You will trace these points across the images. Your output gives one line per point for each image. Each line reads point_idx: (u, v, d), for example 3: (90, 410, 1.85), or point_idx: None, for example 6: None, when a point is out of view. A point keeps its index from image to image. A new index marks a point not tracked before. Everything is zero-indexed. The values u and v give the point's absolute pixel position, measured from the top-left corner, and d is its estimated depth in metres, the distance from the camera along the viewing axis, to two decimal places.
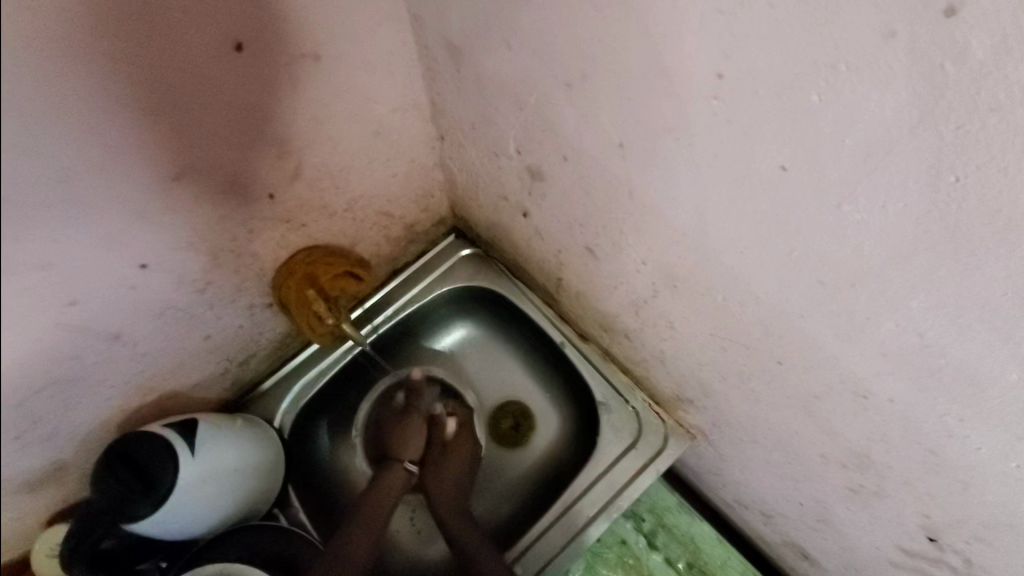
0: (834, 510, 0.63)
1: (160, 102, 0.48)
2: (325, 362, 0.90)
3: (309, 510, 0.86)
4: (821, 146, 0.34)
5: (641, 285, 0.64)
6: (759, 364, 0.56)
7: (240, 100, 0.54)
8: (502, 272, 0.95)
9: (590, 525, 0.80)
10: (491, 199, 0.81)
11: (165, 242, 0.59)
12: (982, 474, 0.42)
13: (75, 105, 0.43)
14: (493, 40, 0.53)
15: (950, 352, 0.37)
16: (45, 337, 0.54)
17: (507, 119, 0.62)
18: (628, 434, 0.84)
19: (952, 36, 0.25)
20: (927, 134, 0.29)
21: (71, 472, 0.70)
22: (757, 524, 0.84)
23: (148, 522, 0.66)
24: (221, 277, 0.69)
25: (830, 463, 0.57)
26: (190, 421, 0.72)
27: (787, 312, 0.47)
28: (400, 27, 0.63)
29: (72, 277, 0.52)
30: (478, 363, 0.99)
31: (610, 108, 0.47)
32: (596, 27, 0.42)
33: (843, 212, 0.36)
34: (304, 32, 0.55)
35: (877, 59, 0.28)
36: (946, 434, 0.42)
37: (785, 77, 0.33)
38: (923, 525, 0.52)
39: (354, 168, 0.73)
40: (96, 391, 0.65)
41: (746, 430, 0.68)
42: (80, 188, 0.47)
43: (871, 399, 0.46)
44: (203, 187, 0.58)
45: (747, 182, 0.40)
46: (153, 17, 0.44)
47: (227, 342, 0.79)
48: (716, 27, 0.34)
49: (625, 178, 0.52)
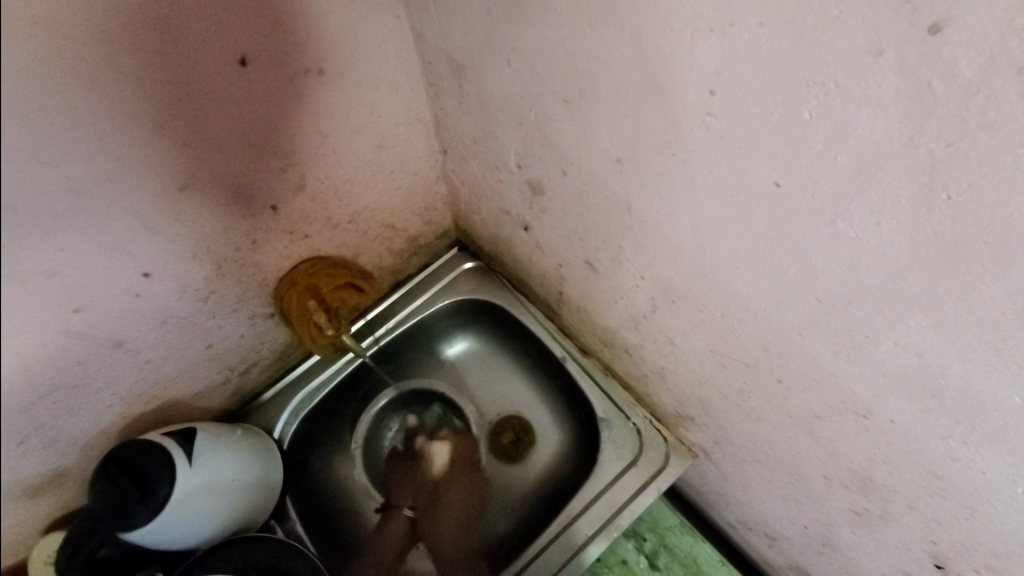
0: (839, 534, 0.62)
1: (170, 115, 0.49)
2: (327, 372, 0.91)
3: (307, 522, 0.86)
4: (813, 162, 0.34)
5: (640, 300, 0.64)
6: (758, 382, 0.55)
7: (244, 114, 0.55)
8: (504, 285, 0.95)
9: (589, 544, 0.79)
10: (494, 212, 0.81)
11: (170, 251, 0.59)
12: (989, 500, 0.41)
13: (79, 115, 0.44)
14: (493, 56, 0.54)
15: (952, 374, 0.36)
16: (49, 343, 0.55)
17: (507, 133, 0.63)
18: (628, 451, 0.83)
19: (939, 54, 0.25)
20: (918, 152, 0.29)
21: (71, 479, 0.70)
22: (761, 546, 0.83)
23: (144, 531, 0.65)
24: (225, 287, 0.70)
25: (833, 485, 0.56)
26: (188, 430, 0.73)
27: (786, 329, 0.46)
28: (404, 43, 0.64)
29: (77, 285, 0.53)
30: (479, 376, 0.99)
31: (607, 124, 0.47)
32: (591, 45, 0.42)
33: (838, 229, 0.36)
34: (308, 48, 0.55)
35: (866, 77, 0.28)
36: (950, 457, 0.41)
37: (777, 94, 0.33)
38: (930, 551, 0.51)
39: (357, 181, 0.73)
40: (98, 398, 0.66)
41: (747, 449, 0.67)
42: (87, 196, 0.48)
43: (872, 419, 0.45)
44: (210, 197, 0.59)
45: (742, 198, 0.40)
46: (162, 32, 0.44)
47: (229, 351, 0.79)
48: (708, 45, 0.34)
49: (623, 194, 0.52)
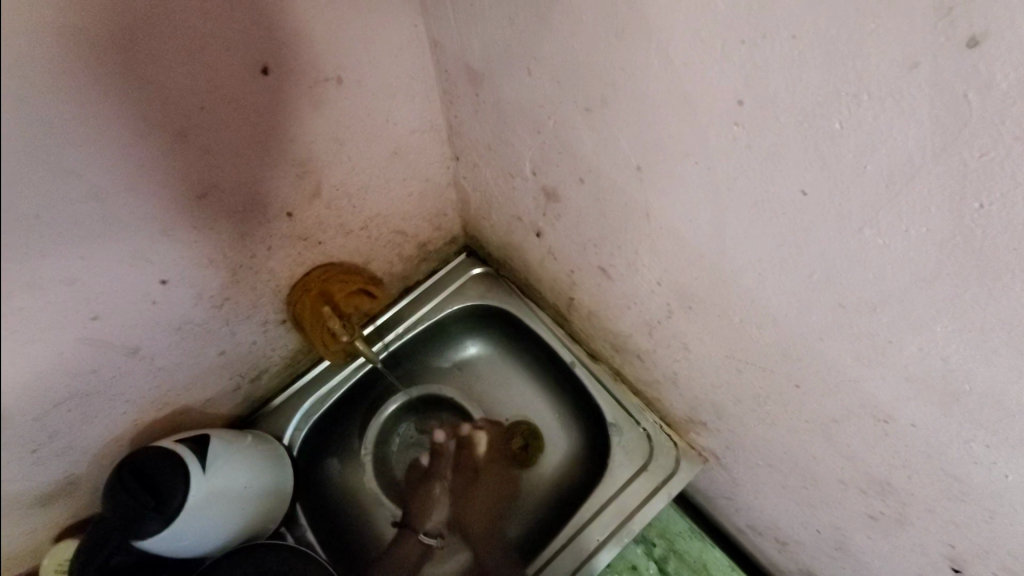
0: (854, 538, 0.62)
1: (189, 123, 0.49)
2: (336, 378, 0.90)
3: (317, 529, 0.85)
4: (842, 171, 0.34)
5: (655, 305, 0.64)
6: (775, 386, 0.56)
7: (261, 120, 0.55)
8: (513, 291, 0.95)
9: (601, 549, 0.79)
10: (505, 218, 0.81)
11: (187, 259, 0.60)
12: (1011, 504, 0.41)
13: (102, 124, 0.44)
14: (513, 65, 0.54)
15: (977, 378, 0.36)
16: (67, 351, 0.55)
17: (524, 140, 0.63)
18: (639, 456, 0.83)
19: (976, 68, 0.26)
20: (951, 161, 0.29)
21: (83, 486, 0.70)
22: (771, 550, 0.83)
23: (156, 539, 0.65)
24: (238, 293, 0.70)
25: (849, 489, 0.57)
26: (202, 437, 0.73)
27: (806, 334, 0.47)
28: (421, 52, 0.64)
29: (97, 295, 0.53)
30: (487, 381, 0.99)
31: (628, 132, 0.48)
32: (616, 55, 0.43)
33: (865, 236, 0.36)
34: (326, 56, 0.56)
35: (900, 89, 0.29)
36: (972, 461, 0.41)
37: (809, 105, 0.33)
38: (947, 555, 0.51)
39: (371, 187, 0.74)
40: (113, 405, 0.66)
41: (761, 453, 0.67)
42: (108, 205, 0.48)
43: (892, 424, 0.45)
44: (226, 204, 0.59)
45: (767, 206, 0.41)
46: (186, 43, 0.45)
47: (241, 357, 0.79)
48: (738, 56, 0.35)
49: (642, 201, 0.53)
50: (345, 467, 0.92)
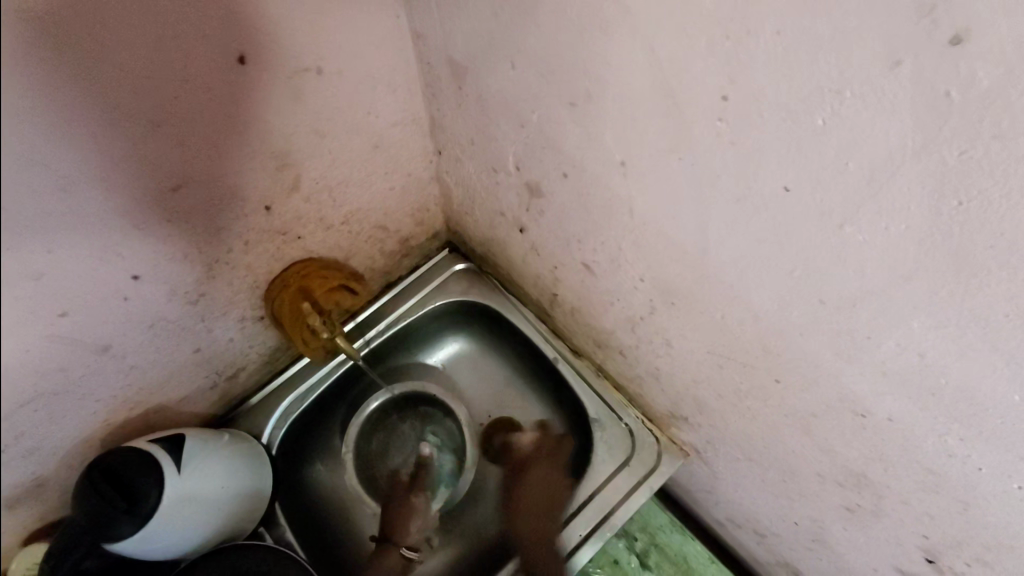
0: (830, 530, 0.63)
1: (163, 113, 0.48)
2: (316, 376, 0.89)
3: (297, 531, 0.83)
4: (825, 169, 0.35)
5: (638, 301, 0.65)
6: (756, 382, 0.56)
7: (235, 110, 0.53)
8: (496, 287, 0.95)
9: (582, 546, 0.78)
10: (488, 213, 0.81)
11: (160, 253, 0.58)
12: (984, 496, 0.42)
13: (69, 110, 0.42)
14: (497, 58, 0.54)
15: (952, 373, 0.37)
16: (34, 349, 0.53)
17: (507, 135, 0.63)
18: (621, 451, 0.84)
19: (956, 66, 0.26)
20: (931, 159, 0.29)
21: (52, 488, 0.68)
22: (750, 544, 0.84)
23: (127, 542, 0.63)
24: (214, 289, 0.68)
25: (826, 482, 0.57)
26: (177, 437, 0.71)
27: (786, 330, 0.47)
28: (402, 43, 0.63)
29: (64, 291, 0.51)
30: (470, 378, 0.98)
31: (612, 128, 0.48)
32: (600, 49, 0.42)
33: (845, 233, 0.36)
34: (304, 47, 0.54)
35: (883, 87, 0.29)
36: (947, 454, 0.42)
37: (791, 102, 0.33)
38: (921, 546, 0.52)
39: (352, 182, 0.73)
40: (82, 404, 0.64)
41: (741, 448, 0.68)
42: (77, 198, 0.46)
43: (869, 418, 0.46)
44: (200, 197, 0.57)
45: (750, 203, 0.41)
46: (158, 28, 0.43)
47: (217, 355, 0.77)
48: (723, 52, 0.35)
49: (626, 197, 0.53)
50: (325, 464, 0.91)
